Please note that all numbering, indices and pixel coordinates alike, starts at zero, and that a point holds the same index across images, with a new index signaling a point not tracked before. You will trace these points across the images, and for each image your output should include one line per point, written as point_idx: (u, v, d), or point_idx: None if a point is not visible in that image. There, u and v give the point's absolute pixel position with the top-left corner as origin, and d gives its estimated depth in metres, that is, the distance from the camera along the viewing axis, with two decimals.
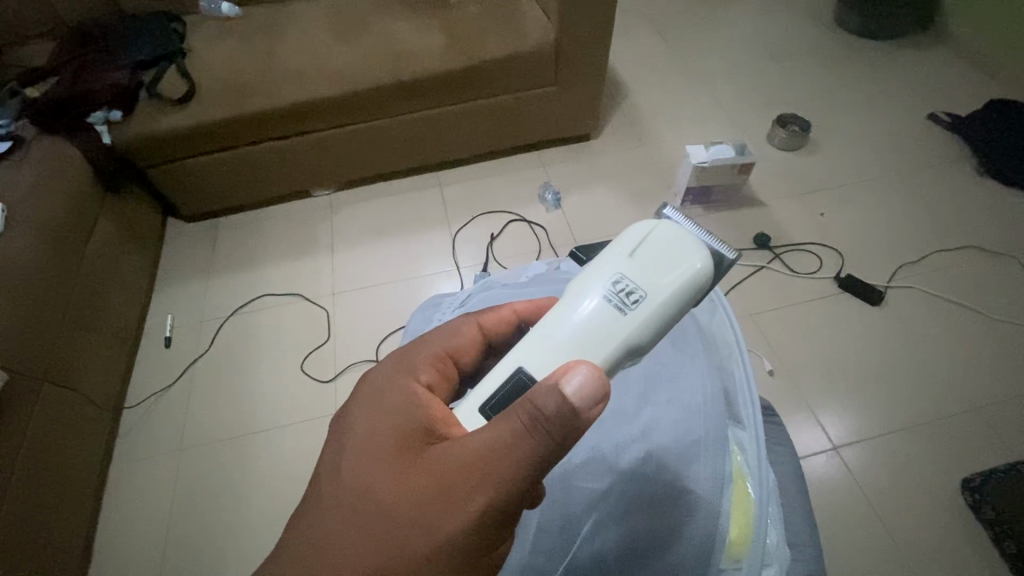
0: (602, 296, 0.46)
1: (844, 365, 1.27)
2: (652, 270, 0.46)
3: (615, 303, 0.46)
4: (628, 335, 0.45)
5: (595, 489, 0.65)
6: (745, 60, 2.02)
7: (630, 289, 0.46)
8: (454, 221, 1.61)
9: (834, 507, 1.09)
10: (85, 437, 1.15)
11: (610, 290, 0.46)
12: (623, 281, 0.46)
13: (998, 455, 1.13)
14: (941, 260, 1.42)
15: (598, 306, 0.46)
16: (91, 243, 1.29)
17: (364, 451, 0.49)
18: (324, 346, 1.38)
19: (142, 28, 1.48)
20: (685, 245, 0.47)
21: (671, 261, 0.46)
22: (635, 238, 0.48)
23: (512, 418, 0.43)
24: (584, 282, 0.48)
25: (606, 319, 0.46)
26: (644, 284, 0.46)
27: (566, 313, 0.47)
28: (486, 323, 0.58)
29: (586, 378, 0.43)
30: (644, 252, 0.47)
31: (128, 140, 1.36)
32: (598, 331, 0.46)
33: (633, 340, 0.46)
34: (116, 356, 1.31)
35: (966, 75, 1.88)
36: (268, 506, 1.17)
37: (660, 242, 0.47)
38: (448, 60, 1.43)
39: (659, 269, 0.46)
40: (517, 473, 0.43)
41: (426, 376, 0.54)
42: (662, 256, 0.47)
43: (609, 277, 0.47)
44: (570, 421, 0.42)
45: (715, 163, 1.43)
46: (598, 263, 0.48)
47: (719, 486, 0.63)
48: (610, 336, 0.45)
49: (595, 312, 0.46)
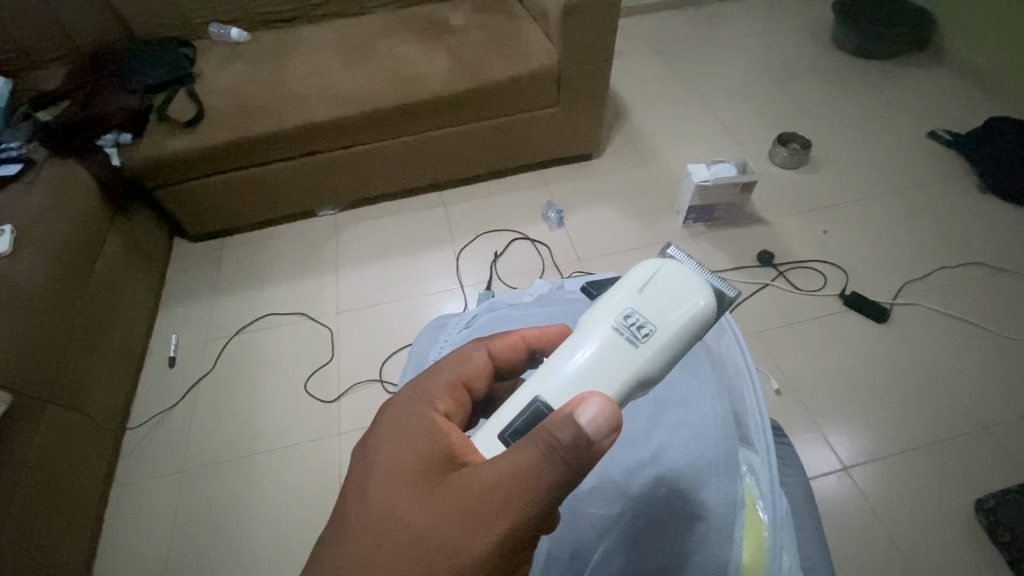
0: (613, 330, 0.47)
1: (852, 383, 1.26)
2: (660, 307, 0.46)
3: (625, 336, 0.46)
4: (639, 367, 0.45)
5: (605, 514, 0.64)
6: (745, 80, 2.05)
7: (640, 322, 0.46)
8: (458, 239, 1.62)
9: (846, 527, 1.07)
10: (87, 459, 1.14)
11: (621, 323, 0.47)
12: (634, 315, 0.47)
13: (1009, 473, 1.11)
14: (945, 277, 1.42)
15: (609, 338, 0.46)
16: (99, 263, 1.30)
17: (387, 478, 0.48)
18: (328, 366, 1.38)
19: (154, 53, 1.52)
20: (690, 282, 0.47)
21: (677, 298, 0.46)
22: (642, 274, 0.48)
23: (529, 447, 0.43)
24: (595, 317, 0.48)
25: (617, 351, 0.46)
26: (654, 318, 0.46)
27: (579, 346, 0.47)
28: (496, 349, 0.58)
29: (600, 408, 0.43)
30: (652, 288, 0.47)
31: (137, 162, 1.38)
32: (608, 366, 0.46)
33: (642, 375, 0.46)
34: (119, 376, 1.30)
35: (965, 93, 1.90)
36: (273, 527, 1.15)
37: (667, 280, 0.47)
38: (451, 81, 1.45)
39: (666, 305, 0.46)
40: (533, 501, 0.43)
41: (443, 404, 0.54)
42: (668, 292, 0.47)
43: (620, 311, 0.47)
44: (584, 450, 0.42)
45: (717, 182, 1.44)
46: (607, 297, 0.48)
47: (732, 509, 0.62)
48: (622, 368, 0.45)
49: (604, 346, 0.46)
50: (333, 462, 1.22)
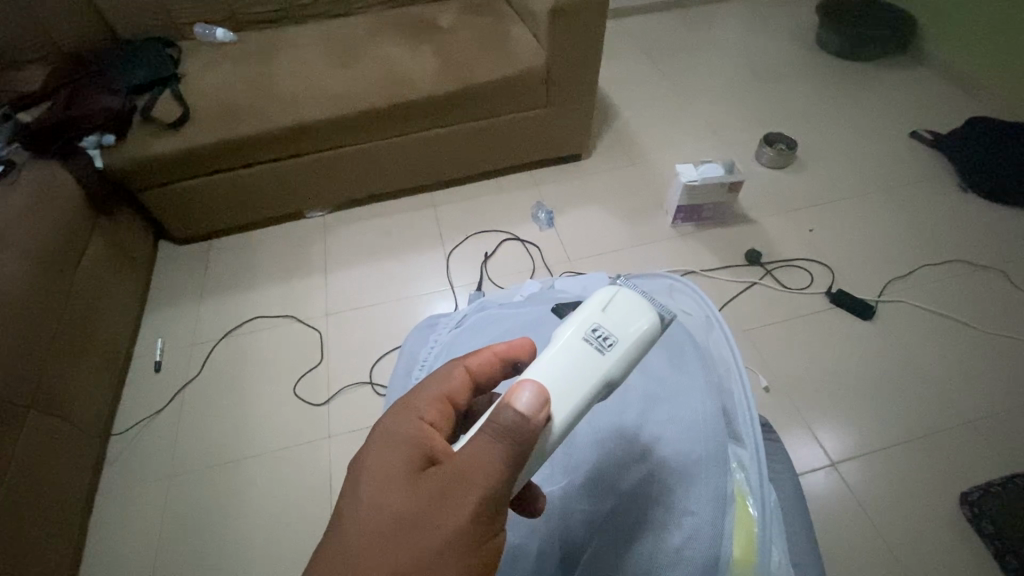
0: (582, 341, 0.49)
1: (839, 380, 1.27)
2: (622, 321, 0.50)
3: (594, 346, 0.49)
4: (607, 372, 0.48)
5: (596, 510, 0.65)
6: (732, 81, 2.07)
7: (605, 334, 0.49)
8: (448, 241, 1.61)
9: (834, 521, 1.08)
10: (71, 466, 1.12)
11: (588, 336, 0.49)
12: (598, 328, 0.50)
13: (992, 467, 1.13)
14: (929, 275, 1.45)
15: (579, 349, 0.48)
16: (82, 267, 1.28)
17: (377, 483, 0.47)
18: (317, 369, 1.37)
19: (138, 54, 1.50)
20: (642, 302, 0.52)
21: (633, 314, 0.51)
22: (602, 297, 0.52)
23: (483, 436, 0.45)
24: (562, 333, 0.50)
25: (587, 358, 0.48)
26: (616, 330, 0.50)
27: (546, 357, 0.49)
28: (477, 364, 0.58)
29: (535, 391, 0.45)
30: (612, 306, 0.51)
31: (121, 164, 1.36)
32: (582, 372, 0.47)
33: (609, 379, 0.48)
34: (105, 380, 1.29)
35: (947, 94, 1.94)
36: (262, 532, 1.14)
37: (624, 299, 0.52)
38: (440, 82, 1.45)
39: (626, 320, 0.50)
40: (495, 487, 0.44)
41: (428, 416, 0.53)
42: (626, 310, 0.51)
43: (586, 326, 0.50)
44: (524, 430, 0.44)
45: (704, 182, 1.46)
46: (571, 317, 0.51)
47: (720, 504, 0.62)
48: (592, 373, 0.48)
49: (576, 356, 0.48)
50: (324, 464, 1.22)
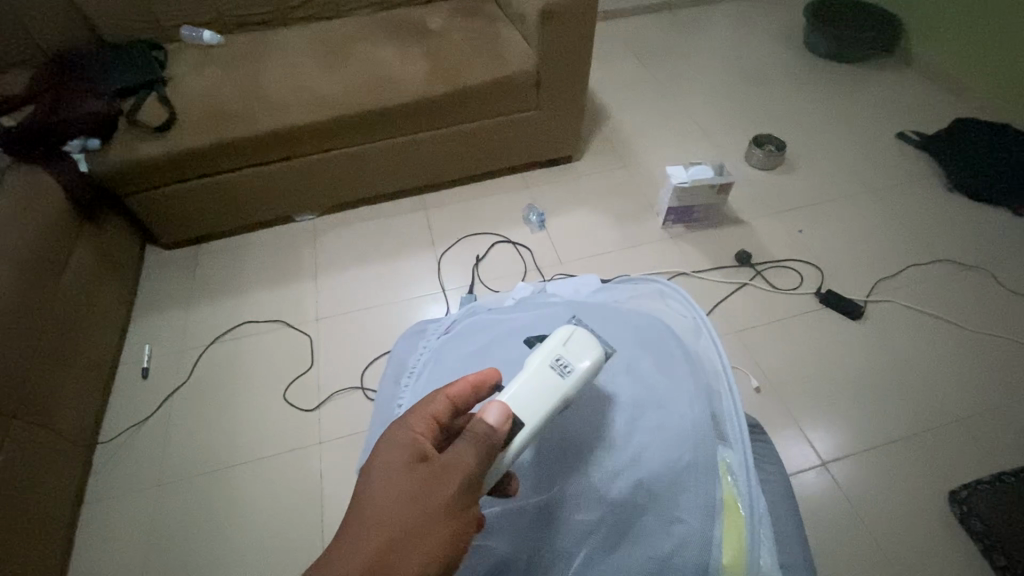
0: (547, 368, 0.63)
1: (829, 380, 1.28)
2: (579, 353, 0.64)
3: (556, 373, 0.63)
4: (563, 394, 0.62)
5: (586, 520, 0.65)
6: (721, 82, 2.08)
7: (565, 364, 0.63)
8: (440, 244, 1.61)
9: (825, 520, 1.09)
10: (56, 476, 1.10)
11: (552, 365, 0.63)
12: (560, 359, 0.64)
13: (980, 465, 1.14)
14: (916, 274, 1.46)
15: (544, 374, 0.62)
16: (67, 273, 1.26)
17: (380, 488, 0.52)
18: (307, 374, 1.35)
19: (123, 57, 1.49)
20: (593, 340, 0.66)
21: (587, 348, 0.65)
22: (565, 333, 0.66)
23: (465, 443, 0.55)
24: (531, 361, 0.64)
25: (549, 382, 0.62)
26: (574, 360, 0.64)
27: (514, 381, 0.62)
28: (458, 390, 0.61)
29: (500, 409, 0.58)
30: (572, 341, 0.65)
31: (106, 169, 1.34)
32: (543, 394, 0.61)
33: (564, 400, 0.62)
34: (91, 388, 1.27)
35: (933, 96, 1.96)
36: (252, 539, 1.13)
37: (581, 336, 0.66)
38: (430, 85, 1.45)
39: (582, 353, 0.65)
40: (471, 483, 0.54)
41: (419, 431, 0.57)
42: (582, 344, 0.65)
43: (550, 356, 0.64)
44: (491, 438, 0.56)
45: (694, 184, 1.46)
46: (540, 348, 0.65)
47: (709, 512, 0.63)
48: (552, 394, 0.61)
49: (541, 381, 0.62)
50: (315, 470, 1.21)
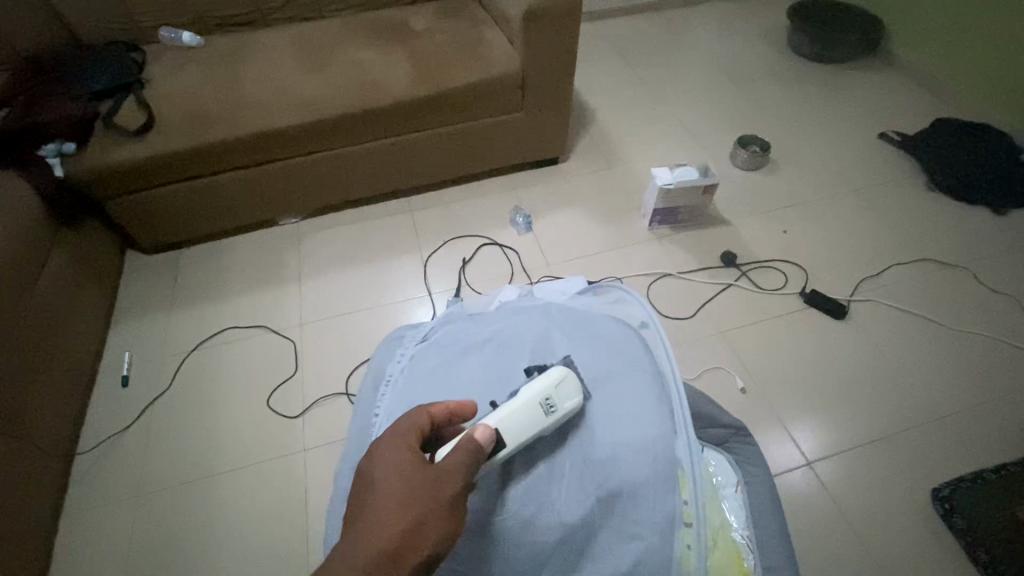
0: (536, 405, 0.69)
1: (814, 380, 1.29)
2: (566, 396, 0.72)
3: (542, 410, 0.69)
4: (540, 430, 0.69)
5: (546, 542, 0.68)
6: (707, 83, 2.09)
7: (552, 404, 0.70)
8: (426, 246, 1.59)
9: (811, 519, 1.09)
10: (33, 488, 1.08)
11: (541, 402, 0.70)
12: (549, 398, 0.70)
13: (962, 462, 1.16)
14: (899, 274, 1.47)
15: (531, 410, 0.69)
16: (42, 279, 1.23)
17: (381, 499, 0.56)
18: (291, 380, 1.34)
19: (99, 58, 1.46)
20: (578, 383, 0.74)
21: (573, 391, 0.72)
22: (557, 373, 0.73)
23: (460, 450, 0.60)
24: (522, 394, 0.70)
25: (534, 418, 0.69)
26: (560, 402, 0.71)
27: (502, 409, 0.68)
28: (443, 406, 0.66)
29: (488, 430, 0.64)
30: (563, 383, 0.72)
31: (83, 173, 1.31)
32: (524, 427, 0.68)
33: (539, 434, 0.70)
34: (68, 397, 1.24)
35: (915, 96, 1.98)
36: (235, 548, 1.11)
37: (571, 379, 0.73)
38: (414, 88, 1.43)
39: (568, 395, 0.72)
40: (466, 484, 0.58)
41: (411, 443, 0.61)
42: (570, 386, 0.72)
43: (541, 394, 0.70)
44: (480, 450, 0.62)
45: (680, 185, 1.46)
46: (531, 383, 0.71)
47: (662, 527, 0.68)
48: (531, 429, 0.69)
49: (527, 417, 0.68)
50: (300, 477, 1.19)
